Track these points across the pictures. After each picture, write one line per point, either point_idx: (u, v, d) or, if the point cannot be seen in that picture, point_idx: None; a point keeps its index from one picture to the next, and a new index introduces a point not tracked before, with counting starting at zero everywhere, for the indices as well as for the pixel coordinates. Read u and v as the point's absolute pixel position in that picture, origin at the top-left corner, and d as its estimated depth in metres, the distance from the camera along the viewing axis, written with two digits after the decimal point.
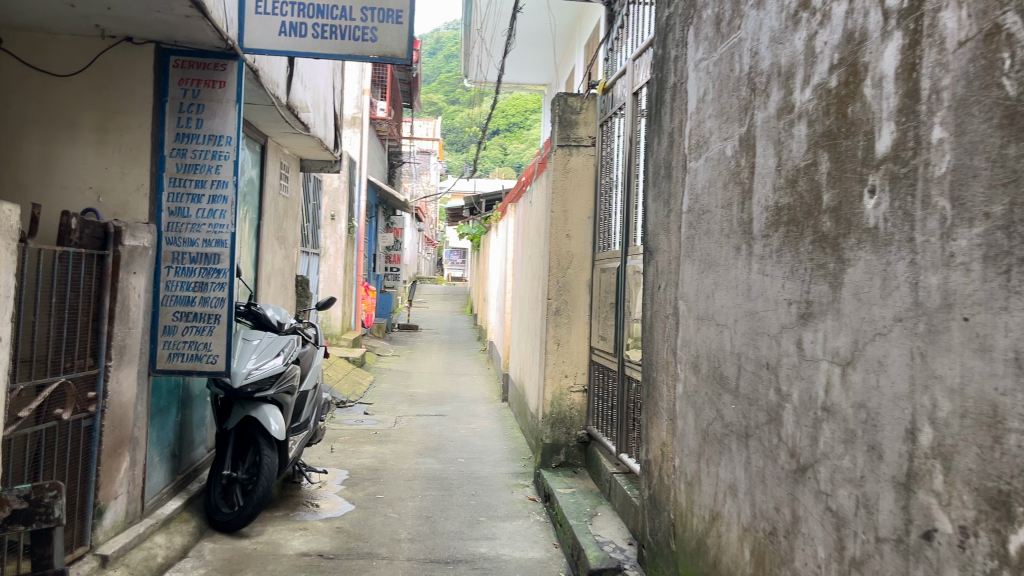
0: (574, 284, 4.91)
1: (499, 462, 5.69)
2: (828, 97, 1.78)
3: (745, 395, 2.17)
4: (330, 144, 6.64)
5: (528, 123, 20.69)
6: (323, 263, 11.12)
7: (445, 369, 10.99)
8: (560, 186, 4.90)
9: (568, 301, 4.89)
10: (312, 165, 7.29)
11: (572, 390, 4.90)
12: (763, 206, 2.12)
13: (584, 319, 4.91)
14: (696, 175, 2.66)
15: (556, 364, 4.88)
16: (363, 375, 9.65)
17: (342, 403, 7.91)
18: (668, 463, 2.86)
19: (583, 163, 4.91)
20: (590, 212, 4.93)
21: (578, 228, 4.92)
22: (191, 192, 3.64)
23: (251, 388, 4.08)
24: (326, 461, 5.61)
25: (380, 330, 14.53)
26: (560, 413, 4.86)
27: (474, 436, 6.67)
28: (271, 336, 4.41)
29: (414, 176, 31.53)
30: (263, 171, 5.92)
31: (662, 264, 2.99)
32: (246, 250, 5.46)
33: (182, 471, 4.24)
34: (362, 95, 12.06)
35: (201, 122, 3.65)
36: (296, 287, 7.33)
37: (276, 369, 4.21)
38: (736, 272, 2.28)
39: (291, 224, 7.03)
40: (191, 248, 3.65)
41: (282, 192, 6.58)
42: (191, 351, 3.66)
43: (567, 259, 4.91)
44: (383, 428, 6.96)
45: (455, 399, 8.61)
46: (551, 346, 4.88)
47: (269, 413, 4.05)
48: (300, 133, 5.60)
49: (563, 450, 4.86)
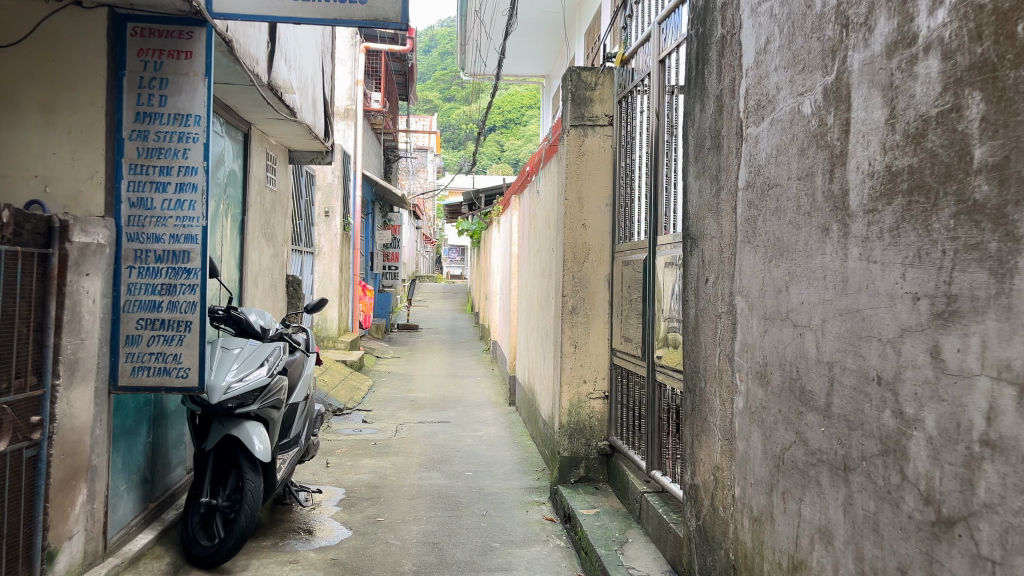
0: (591, 278, 4.43)
1: (511, 476, 5.21)
2: (980, 16, 1.30)
3: (843, 418, 1.69)
4: (320, 132, 6.17)
5: (526, 118, 20.26)
6: (318, 262, 10.68)
7: (447, 371, 10.51)
8: (574, 170, 4.42)
9: (585, 298, 4.41)
10: (302, 157, 6.80)
11: (592, 396, 4.42)
12: (864, 173, 1.63)
13: (604, 318, 4.43)
14: (758, 144, 2.18)
15: (574, 369, 4.40)
16: (362, 380, 9.18)
17: (339, 411, 7.44)
18: (724, 491, 2.38)
19: (599, 145, 4.44)
20: (607, 199, 4.45)
21: (595, 216, 4.44)
22: (155, 179, 3.15)
23: (232, 404, 3.60)
24: (321, 477, 5.13)
25: (380, 330, 14.05)
26: (577, 423, 4.39)
27: (481, 445, 6.19)
28: (254, 344, 3.91)
29: (411, 173, 31.06)
30: (247, 162, 5.44)
31: (710, 252, 2.52)
32: (228, 248, 4.99)
33: (155, 498, 3.78)
34: (355, 87, 11.56)
35: (165, 99, 3.16)
36: (288, 288, 6.86)
37: (261, 383, 3.72)
38: (823, 260, 1.80)
39: (281, 220, 6.55)
40: (157, 245, 3.16)
41: (269, 185, 6.10)
42: (159, 364, 3.16)
43: (583, 251, 4.43)
44: (384, 438, 6.48)
45: (459, 403, 8.14)
46: (567, 349, 4.40)
47: (253, 432, 3.60)
48: (285, 118, 5.12)
49: (583, 463, 4.40)
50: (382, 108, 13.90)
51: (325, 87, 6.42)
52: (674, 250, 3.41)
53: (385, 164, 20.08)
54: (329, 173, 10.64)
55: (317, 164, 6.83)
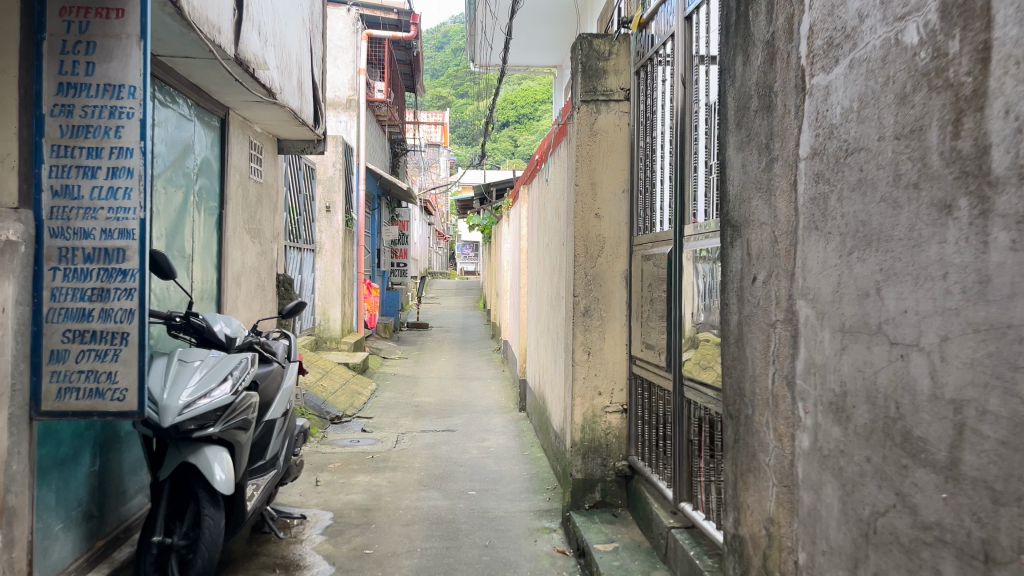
0: (606, 275, 3.87)
1: (520, 496, 4.67)
2: None
3: (982, 485, 1.15)
4: (308, 117, 5.65)
5: (538, 112, 19.76)
6: (319, 260, 10.16)
7: (455, 373, 9.98)
8: (586, 152, 3.87)
9: (601, 298, 3.87)
10: (291, 147, 6.29)
11: (608, 410, 3.87)
12: (1018, 121, 1.09)
13: (622, 321, 3.88)
14: (829, 97, 1.64)
15: (587, 378, 3.86)
16: (364, 384, 8.67)
17: (337, 419, 6.93)
18: (783, 554, 1.84)
19: (614, 123, 3.89)
20: (624, 184, 3.90)
21: (610, 205, 3.89)
22: (81, 163, 2.64)
23: (192, 425, 3.10)
24: (306, 499, 4.61)
25: (387, 330, 13.53)
26: (592, 441, 3.85)
27: (488, 458, 5.65)
28: (217, 356, 3.36)
29: (421, 168, 30.56)
30: (226, 149, 4.93)
31: (759, 243, 1.97)
32: (200, 244, 4.48)
33: (104, 534, 3.27)
34: (357, 75, 11.14)
35: (92, 67, 2.65)
36: (278, 287, 6.35)
37: (224, 403, 3.20)
38: (942, 252, 1.26)
39: (269, 215, 6.04)
40: (86, 243, 2.64)
41: (253, 176, 5.59)
42: (90, 385, 2.65)
43: (598, 244, 3.87)
44: (382, 450, 5.97)
45: (466, 409, 7.61)
46: (580, 356, 3.85)
47: (213, 459, 3.10)
48: (264, 99, 4.60)
49: (599, 487, 3.86)
50: (386, 98, 13.35)
51: (315, 69, 5.90)
52: (707, 240, 2.86)
53: (393, 159, 19.61)
54: (330, 167, 10.08)
55: (309, 154, 6.32)
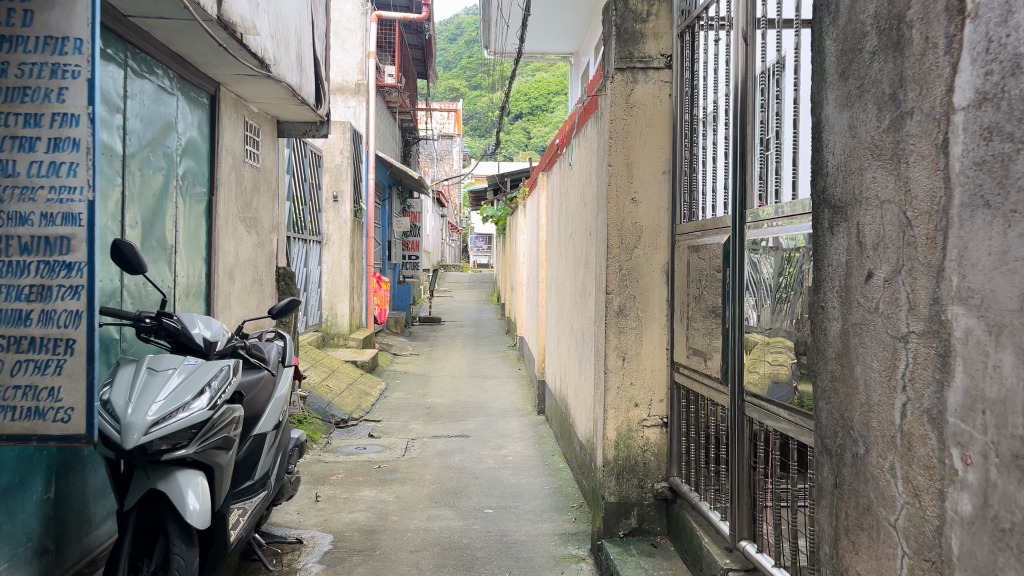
0: (644, 269, 3.38)
1: (542, 516, 4.19)
2: None
3: None
4: (309, 96, 5.17)
5: (552, 103, 19.26)
6: (325, 252, 9.62)
7: (469, 371, 9.50)
8: (621, 128, 3.37)
9: (638, 295, 3.37)
10: (292, 129, 5.81)
11: (645, 424, 3.39)
12: None
13: (662, 322, 3.39)
14: (1011, 17, 1.14)
15: (622, 388, 3.37)
16: (373, 383, 8.22)
17: (342, 423, 6.47)
18: None
19: (652, 95, 3.39)
20: (664, 165, 3.40)
21: (648, 188, 3.39)
22: (18, 134, 2.18)
23: (162, 446, 2.64)
24: (305, 518, 4.15)
25: (399, 324, 13.08)
26: (628, 459, 3.37)
27: (505, 469, 5.17)
28: (194, 363, 2.87)
29: (434, 159, 30.08)
30: (217, 129, 4.45)
31: (881, 229, 1.47)
32: (184, 234, 4.02)
33: (63, 571, 2.82)
34: (366, 59, 10.69)
35: (31, 16, 2.18)
36: (278, 282, 5.89)
37: (201, 419, 2.73)
38: None
39: (268, 204, 5.57)
40: (22, 230, 2.18)
41: (249, 161, 5.12)
42: (28, 404, 2.18)
43: (635, 234, 3.37)
44: (389, 458, 5.50)
45: (481, 412, 7.13)
46: (613, 362, 3.36)
47: (186, 487, 2.65)
48: (257, 72, 4.13)
49: (635, 512, 3.38)
50: (396, 83, 12.86)
51: (317, 44, 5.42)
52: (780, 227, 2.37)
53: (405, 149, 19.15)
54: (338, 154, 9.59)
55: (311, 137, 5.84)
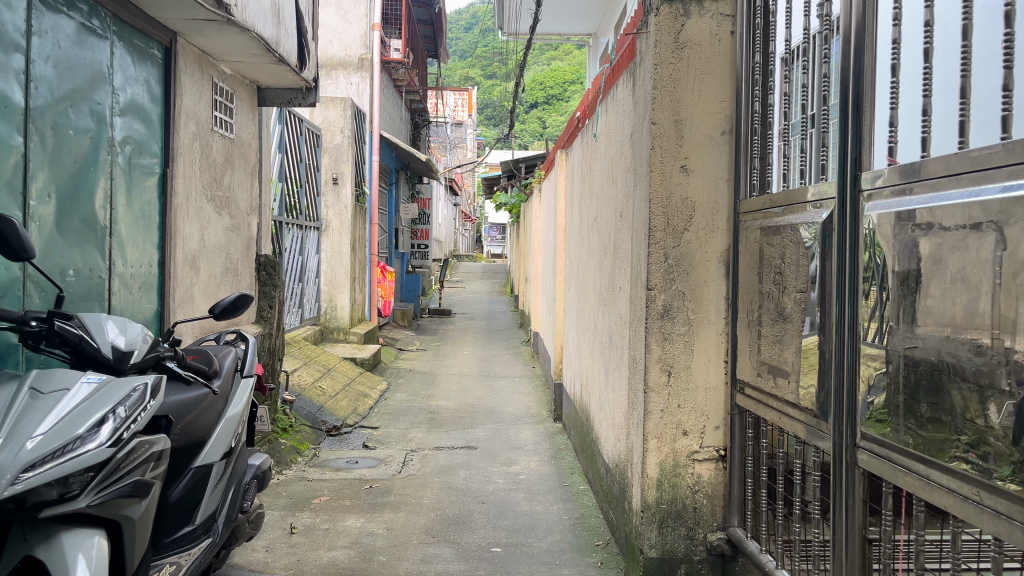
0: (697, 257, 2.61)
1: (561, 558, 3.44)
2: None
3: None
4: (290, 56, 4.41)
5: (567, 93, 18.50)
6: (324, 239, 8.85)
7: (479, 369, 8.73)
8: (668, 74, 2.58)
9: (689, 292, 2.61)
10: (276, 99, 5.07)
11: (696, 457, 2.64)
12: None
13: (719, 326, 2.62)
14: None
15: (666, 412, 2.61)
16: (372, 383, 7.50)
17: (332, 431, 5.75)
18: None
19: (709, 33, 2.60)
20: (724, 123, 2.62)
21: (703, 154, 2.61)
22: None
23: (50, 495, 1.91)
24: (273, 559, 3.42)
25: (405, 317, 12.35)
26: (674, 501, 2.63)
27: (517, 492, 4.43)
28: (97, 380, 2.11)
29: (447, 145, 29.30)
30: (172, 87, 3.71)
31: None
32: (126, 213, 3.29)
33: None
34: (371, 32, 9.98)
35: None
36: (259, 272, 5.16)
37: (99, 460, 1.99)
38: None
39: (246, 183, 4.84)
40: None
41: (220, 129, 4.36)
42: None
43: (686, 213, 2.60)
44: (382, 475, 4.77)
45: (490, 417, 6.39)
46: (656, 377, 2.60)
47: (75, 556, 1.93)
48: (216, 15, 3.38)
49: (682, 569, 2.64)
50: (404, 59, 12.14)
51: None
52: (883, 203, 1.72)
53: (415, 132, 18.41)
54: (338, 134, 8.85)
55: (295, 107, 5.07)
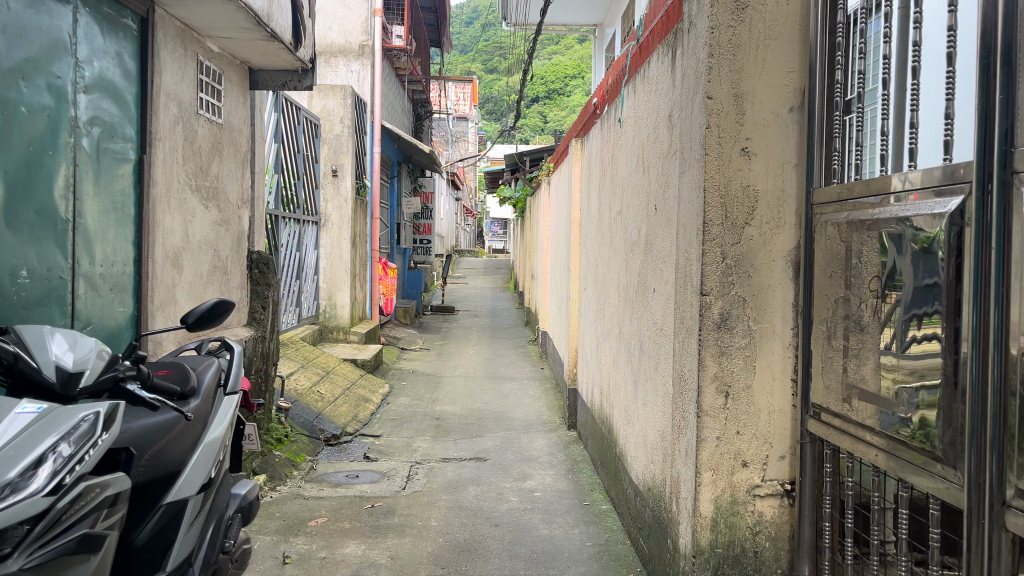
0: (759, 256, 2.20)
1: None
2: None
3: None
4: (285, 33, 4.00)
5: (569, 88, 18.08)
6: (324, 234, 8.44)
7: (485, 371, 8.32)
8: (727, 39, 2.17)
9: (751, 298, 2.20)
10: (269, 83, 4.66)
11: (758, 492, 2.23)
12: None
13: (785, 339, 2.22)
14: None
15: (723, 439, 2.20)
16: (374, 386, 7.10)
17: (332, 441, 5.36)
18: None
19: None
20: (793, 97, 2.20)
21: (768, 134, 2.20)
22: None
23: None
24: None
25: (407, 315, 11.94)
26: (731, 545, 2.22)
27: (533, 512, 4.03)
28: (38, 408, 1.69)
29: (448, 139, 28.87)
30: (149, 64, 3.30)
31: None
32: (93, 204, 2.89)
33: None
34: (371, 18, 9.56)
35: None
36: (252, 270, 4.75)
37: (33, 513, 1.58)
38: None
39: (235, 173, 4.42)
40: None
41: (206, 112, 3.95)
42: None
43: (748, 204, 2.20)
44: (385, 491, 4.37)
45: (499, 425, 5.99)
46: (711, 397, 2.19)
47: None
48: None
49: None
50: (405, 47, 11.72)
51: None
52: None
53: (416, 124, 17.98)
54: (337, 123, 8.43)
55: (292, 90, 4.67)
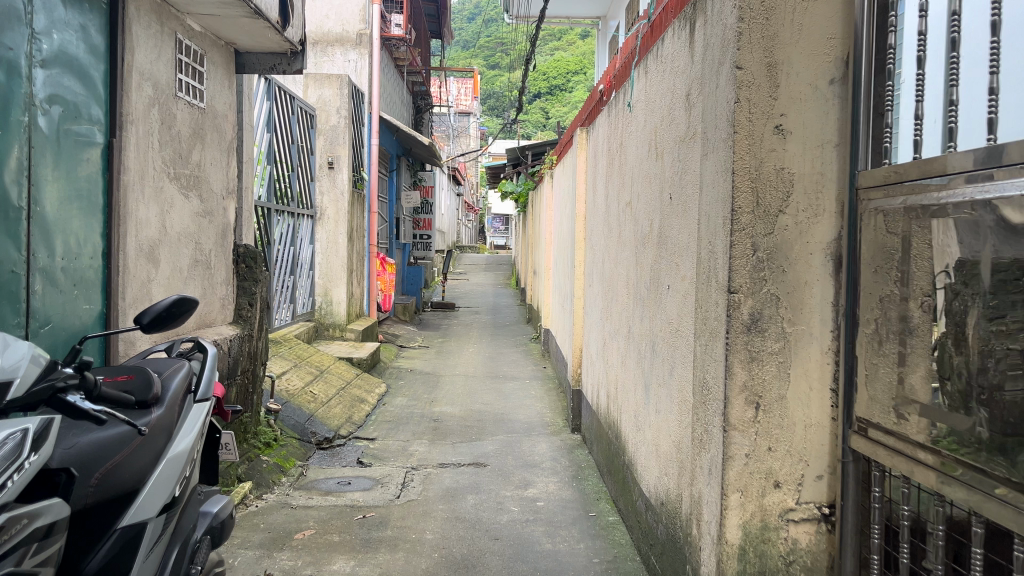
0: (795, 248, 1.94)
1: None
2: None
3: None
4: (270, 10, 3.73)
5: (569, 85, 17.78)
6: (319, 228, 8.16)
7: (485, 371, 8.05)
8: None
9: (785, 297, 1.94)
10: (257, 67, 4.37)
11: (792, 516, 1.96)
12: None
13: (824, 342, 1.95)
14: None
15: (753, 457, 1.94)
16: (369, 386, 6.83)
17: (325, 445, 5.10)
18: None
19: None
20: (834, 66, 1.93)
21: (805, 109, 1.93)
22: None
23: None
24: None
25: (406, 312, 11.67)
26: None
27: (535, 524, 3.77)
28: None
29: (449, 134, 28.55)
30: (120, 39, 3.03)
31: None
32: (53, 191, 2.62)
33: None
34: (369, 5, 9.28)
35: None
36: (239, 264, 4.48)
37: None
38: None
39: (220, 161, 4.15)
40: None
41: (186, 95, 3.68)
42: None
43: (782, 189, 1.93)
44: (377, 501, 4.10)
45: (499, 428, 5.72)
46: (740, 407, 1.94)
47: None
48: None
49: None
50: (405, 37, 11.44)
51: None
52: None
53: (416, 118, 17.69)
54: (334, 114, 8.15)
55: (281, 74, 4.39)
